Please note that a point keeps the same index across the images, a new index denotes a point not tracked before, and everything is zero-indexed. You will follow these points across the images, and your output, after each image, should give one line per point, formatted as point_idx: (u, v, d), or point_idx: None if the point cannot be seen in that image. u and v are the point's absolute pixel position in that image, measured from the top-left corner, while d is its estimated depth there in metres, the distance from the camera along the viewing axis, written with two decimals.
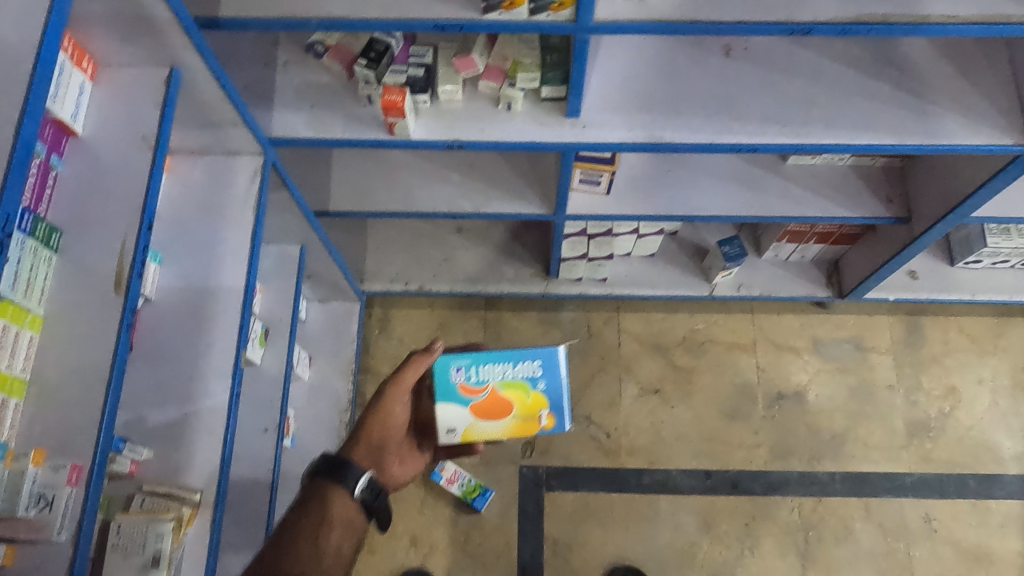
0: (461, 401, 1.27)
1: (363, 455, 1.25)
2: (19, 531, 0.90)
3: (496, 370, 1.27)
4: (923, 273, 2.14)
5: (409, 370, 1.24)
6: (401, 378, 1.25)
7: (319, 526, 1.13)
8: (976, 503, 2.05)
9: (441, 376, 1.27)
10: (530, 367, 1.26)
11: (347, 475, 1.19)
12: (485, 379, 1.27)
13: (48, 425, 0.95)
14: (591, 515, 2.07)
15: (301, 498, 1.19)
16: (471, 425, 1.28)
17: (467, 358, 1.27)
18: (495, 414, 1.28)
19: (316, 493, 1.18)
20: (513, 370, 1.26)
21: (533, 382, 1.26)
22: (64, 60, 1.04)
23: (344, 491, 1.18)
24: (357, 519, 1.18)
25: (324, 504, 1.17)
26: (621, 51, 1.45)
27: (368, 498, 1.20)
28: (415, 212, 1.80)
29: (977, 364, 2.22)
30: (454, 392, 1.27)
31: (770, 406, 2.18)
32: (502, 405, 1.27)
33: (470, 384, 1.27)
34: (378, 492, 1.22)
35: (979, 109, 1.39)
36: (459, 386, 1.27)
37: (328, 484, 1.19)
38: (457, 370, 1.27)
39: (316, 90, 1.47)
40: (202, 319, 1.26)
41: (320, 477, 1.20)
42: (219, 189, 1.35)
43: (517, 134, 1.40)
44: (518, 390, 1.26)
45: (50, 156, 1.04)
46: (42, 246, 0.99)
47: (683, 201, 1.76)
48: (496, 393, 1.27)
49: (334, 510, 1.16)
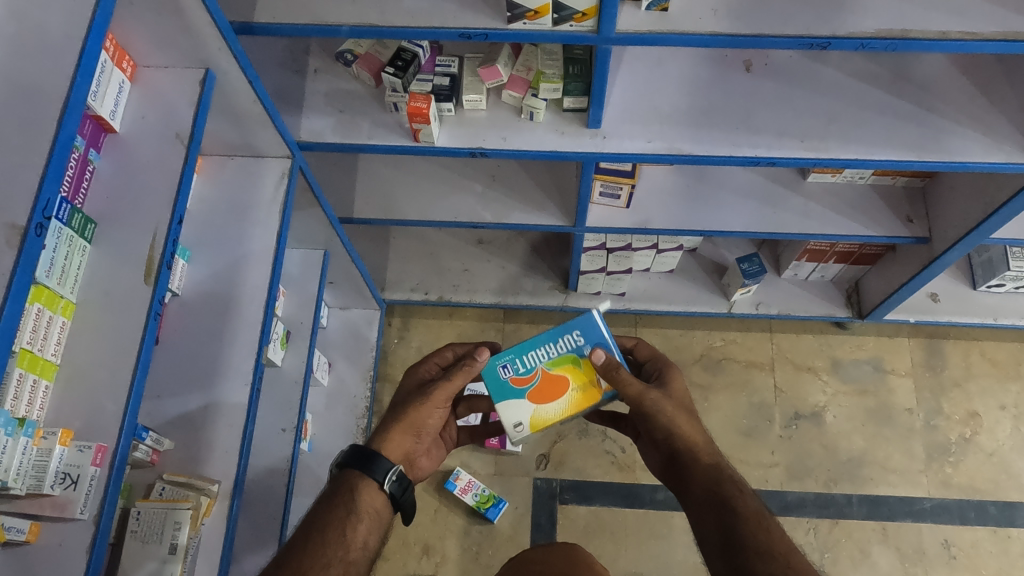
0: (518, 393, 1.28)
1: (394, 448, 1.23)
2: (44, 508, 0.92)
3: (540, 354, 1.29)
4: (944, 295, 2.12)
5: (460, 375, 1.26)
6: (450, 382, 1.26)
7: (348, 517, 1.12)
8: (997, 531, 2.01)
9: (490, 377, 1.29)
10: (571, 339, 1.29)
11: (377, 467, 1.18)
12: (532, 365, 1.28)
13: (76, 408, 0.98)
14: (604, 530, 2.06)
15: (328, 488, 1.17)
16: (535, 414, 1.28)
17: (510, 353, 1.29)
18: (554, 395, 1.27)
19: (344, 484, 1.17)
20: (556, 348, 1.29)
21: (579, 352, 1.29)
22: (106, 59, 1.08)
23: (373, 483, 1.17)
24: (383, 511, 1.17)
25: (351, 496, 1.15)
26: (642, 67, 1.48)
27: (396, 493, 1.18)
28: (436, 221, 1.83)
29: (998, 389, 2.19)
30: (506, 386, 1.28)
31: (788, 426, 2.17)
32: (557, 383, 1.28)
33: (520, 375, 1.28)
34: (406, 487, 1.20)
35: (999, 128, 1.40)
36: (510, 379, 1.28)
37: (358, 475, 1.17)
38: (503, 367, 1.29)
39: (345, 97, 1.51)
40: (226, 317, 1.29)
41: (350, 468, 1.19)
42: (248, 190, 1.39)
43: (538, 143, 1.43)
44: (568, 363, 1.28)
45: (89, 150, 1.08)
46: (77, 236, 1.02)
47: (701, 215, 1.77)
48: (547, 373, 1.28)
49: (363, 502, 1.15)
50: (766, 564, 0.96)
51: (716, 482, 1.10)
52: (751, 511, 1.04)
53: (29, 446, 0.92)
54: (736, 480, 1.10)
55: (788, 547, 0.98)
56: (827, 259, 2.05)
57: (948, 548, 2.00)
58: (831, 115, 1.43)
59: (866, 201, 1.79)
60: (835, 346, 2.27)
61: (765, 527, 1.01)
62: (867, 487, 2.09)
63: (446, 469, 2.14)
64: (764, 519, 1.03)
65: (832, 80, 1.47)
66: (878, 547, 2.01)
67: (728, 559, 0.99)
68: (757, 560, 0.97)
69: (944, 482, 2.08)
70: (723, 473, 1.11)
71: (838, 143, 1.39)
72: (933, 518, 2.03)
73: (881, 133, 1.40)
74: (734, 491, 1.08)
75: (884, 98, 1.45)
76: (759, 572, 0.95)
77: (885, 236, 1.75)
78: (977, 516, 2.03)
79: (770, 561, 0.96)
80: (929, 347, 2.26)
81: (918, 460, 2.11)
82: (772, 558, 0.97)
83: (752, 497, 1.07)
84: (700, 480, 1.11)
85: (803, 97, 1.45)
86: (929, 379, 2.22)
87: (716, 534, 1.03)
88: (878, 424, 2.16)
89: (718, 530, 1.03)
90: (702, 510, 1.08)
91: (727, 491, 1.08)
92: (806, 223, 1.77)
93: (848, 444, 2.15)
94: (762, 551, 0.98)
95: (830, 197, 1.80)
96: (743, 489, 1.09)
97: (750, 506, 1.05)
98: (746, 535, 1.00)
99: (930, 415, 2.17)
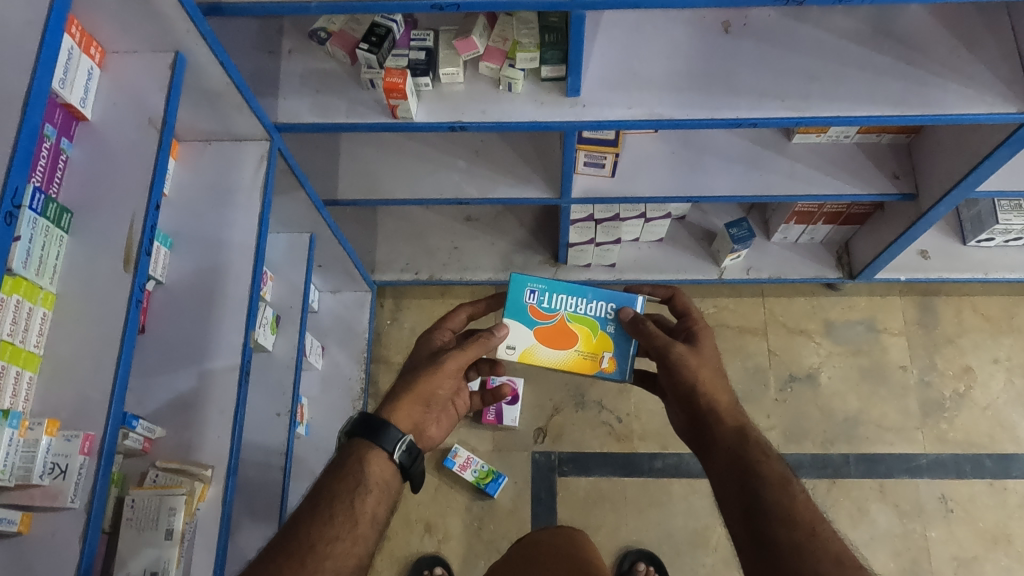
0: (530, 321, 1.38)
1: (403, 418, 1.22)
2: (35, 499, 0.93)
3: (570, 302, 1.38)
4: (934, 252, 2.12)
5: (473, 347, 1.27)
6: (463, 353, 1.27)
7: (356, 489, 1.12)
8: (993, 483, 2.03)
9: (517, 293, 1.39)
10: (604, 308, 1.38)
11: (385, 437, 1.17)
12: (556, 308, 1.38)
13: (62, 398, 0.98)
14: (604, 500, 2.08)
15: (338, 458, 1.18)
16: (531, 347, 1.39)
17: (543, 287, 1.39)
18: (558, 343, 1.38)
19: (352, 454, 1.17)
20: (586, 306, 1.38)
21: (602, 322, 1.38)
22: (72, 45, 1.06)
23: (382, 453, 1.17)
24: (392, 482, 1.17)
25: (360, 467, 1.15)
26: (620, 32, 1.46)
27: (405, 463, 1.18)
28: (420, 199, 1.82)
29: (991, 344, 2.20)
30: (525, 313, 1.39)
31: (783, 389, 2.18)
32: (567, 336, 1.38)
33: (541, 309, 1.38)
34: (416, 457, 1.20)
35: (980, 78, 1.39)
36: (531, 307, 1.38)
37: (366, 446, 1.17)
38: (531, 292, 1.39)
39: (321, 76, 1.49)
40: (212, 303, 1.29)
41: (357, 437, 1.18)
42: (228, 173, 1.38)
43: (518, 114, 1.42)
44: (588, 326, 1.38)
45: (60, 139, 1.07)
46: (53, 226, 1.01)
47: (688, 181, 1.76)
48: (564, 324, 1.38)
49: (372, 473, 1.15)
50: (788, 532, 0.97)
51: (741, 449, 1.10)
52: (776, 476, 1.05)
53: (15, 438, 0.93)
54: (761, 444, 1.11)
55: (811, 513, 0.99)
56: (815, 220, 2.04)
57: (945, 503, 2.01)
58: (813, 73, 1.41)
59: (852, 160, 1.78)
60: (828, 309, 2.27)
61: (789, 492, 1.02)
62: (864, 446, 2.10)
63: (444, 447, 2.15)
64: (790, 485, 1.03)
65: (812, 38, 1.46)
66: (877, 505, 2.03)
67: (749, 523, 1.01)
68: (778, 526, 0.98)
69: (940, 438, 2.09)
70: (748, 438, 1.12)
71: (821, 101, 1.39)
72: (929, 474, 2.05)
73: (863, 88, 1.39)
74: (759, 456, 1.08)
75: (865, 54, 1.43)
76: (781, 538, 0.96)
77: (872, 194, 1.75)
78: (973, 470, 2.05)
79: (794, 529, 0.97)
80: (922, 304, 2.26)
81: (913, 418, 2.12)
82: (796, 525, 0.97)
83: (777, 462, 1.08)
84: (725, 444, 1.12)
85: (783, 57, 1.43)
86: (921, 336, 2.22)
87: (738, 500, 1.04)
88: (873, 383, 2.17)
89: (740, 494, 1.04)
90: (724, 473, 1.09)
91: (752, 455, 1.08)
92: (792, 184, 1.76)
93: (843, 404, 2.15)
94: (786, 519, 0.98)
95: (815, 158, 1.79)
96: (769, 453, 1.09)
97: (775, 470, 1.06)
98: (769, 500, 1.01)
99: (924, 371, 2.18)
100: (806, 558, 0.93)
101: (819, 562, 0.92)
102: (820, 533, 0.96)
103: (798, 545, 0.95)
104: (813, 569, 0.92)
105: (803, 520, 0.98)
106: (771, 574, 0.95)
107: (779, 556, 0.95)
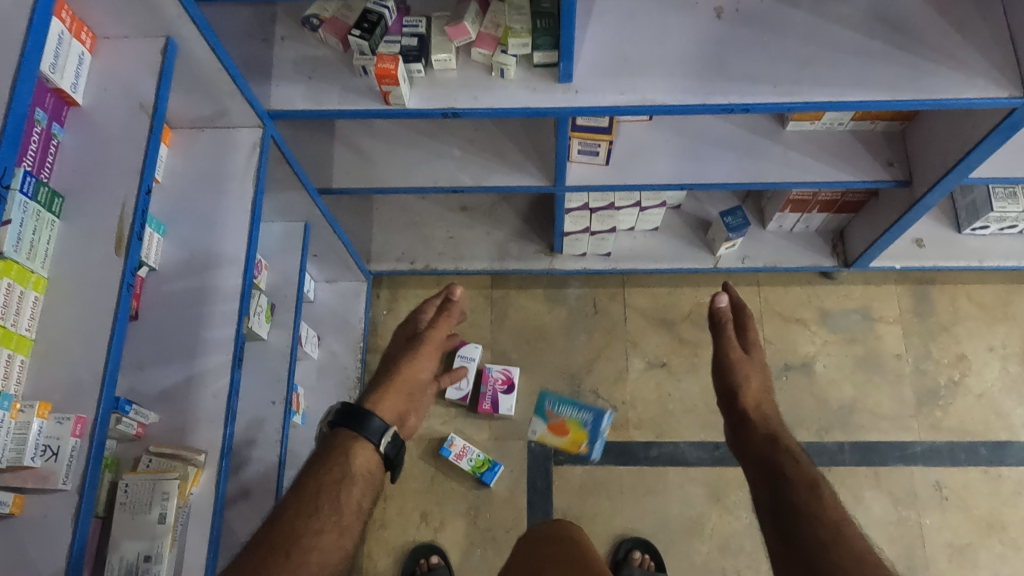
0: None
1: (388, 408, 1.24)
2: (27, 481, 0.93)
3: None
4: (929, 240, 2.12)
5: (441, 325, 1.35)
6: (434, 333, 1.34)
7: (342, 481, 1.12)
8: (988, 471, 2.04)
9: None
10: None
11: (368, 428, 1.18)
12: None
13: (54, 382, 0.98)
14: (600, 489, 2.08)
15: (322, 449, 1.18)
16: None
17: None
18: None
19: (337, 447, 1.17)
20: None
21: None
22: (62, 30, 1.06)
23: (367, 445, 1.18)
24: (377, 472, 1.18)
25: (346, 458, 1.15)
26: (612, 18, 1.45)
27: (391, 454, 1.20)
28: (415, 187, 1.82)
29: (986, 331, 2.20)
30: None
31: (778, 377, 2.18)
32: None
33: None
34: (400, 448, 1.21)
35: (973, 63, 1.38)
36: None
37: (351, 436, 1.18)
38: None
39: (314, 63, 1.49)
40: (206, 289, 1.29)
41: (340, 428, 1.19)
42: (220, 160, 1.38)
43: (510, 101, 1.42)
44: None
45: (51, 124, 1.08)
46: (45, 210, 1.01)
47: (683, 169, 1.76)
48: None
49: (357, 464, 1.15)
50: (812, 528, 0.97)
51: (773, 456, 1.14)
52: (804, 480, 1.06)
53: (7, 421, 0.93)
54: (793, 451, 1.14)
55: (837, 514, 0.99)
56: (810, 208, 2.04)
57: (940, 490, 2.02)
58: (805, 59, 1.42)
59: (846, 148, 1.78)
60: (823, 297, 2.28)
61: (816, 494, 1.03)
62: (859, 434, 2.11)
63: (440, 436, 2.15)
64: (818, 488, 1.05)
65: (805, 24, 1.45)
66: (871, 492, 2.03)
67: (777, 522, 1.02)
68: (803, 523, 0.99)
69: (935, 426, 2.10)
70: (781, 446, 1.15)
71: (813, 86, 1.39)
72: (924, 461, 2.06)
73: (855, 73, 1.40)
74: (790, 462, 1.11)
75: (858, 40, 1.43)
76: (803, 534, 0.97)
77: (866, 181, 1.75)
78: (968, 457, 2.05)
79: (818, 525, 0.98)
80: (917, 292, 2.26)
81: (908, 405, 2.13)
82: (819, 522, 0.98)
83: (808, 467, 1.09)
84: (758, 451, 1.17)
85: (776, 42, 1.43)
86: (916, 325, 2.22)
87: (768, 501, 1.06)
88: (868, 371, 2.18)
89: (769, 496, 1.07)
90: (757, 479, 1.12)
91: (784, 461, 1.11)
92: (787, 171, 1.76)
93: (838, 392, 2.16)
94: (810, 518, 0.99)
95: (809, 145, 1.79)
96: (800, 460, 1.11)
97: (806, 475, 1.07)
98: (796, 500, 1.03)
99: (919, 359, 2.18)
100: (828, 551, 0.93)
101: (840, 556, 0.92)
102: (843, 531, 0.96)
103: (821, 540, 0.95)
104: (833, 562, 0.91)
105: (829, 519, 0.98)
106: (799, 567, 0.94)
107: (802, 549, 0.95)
